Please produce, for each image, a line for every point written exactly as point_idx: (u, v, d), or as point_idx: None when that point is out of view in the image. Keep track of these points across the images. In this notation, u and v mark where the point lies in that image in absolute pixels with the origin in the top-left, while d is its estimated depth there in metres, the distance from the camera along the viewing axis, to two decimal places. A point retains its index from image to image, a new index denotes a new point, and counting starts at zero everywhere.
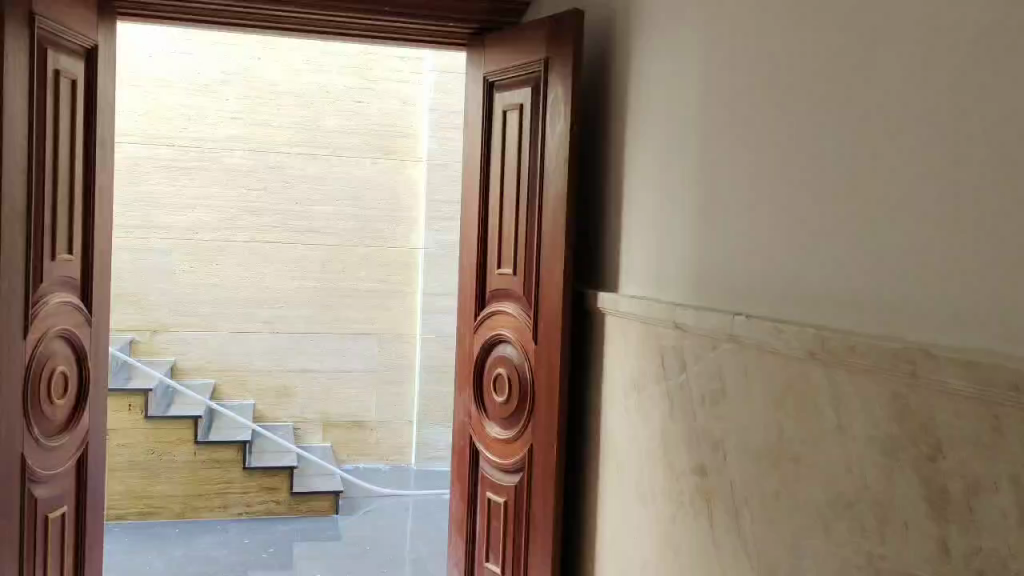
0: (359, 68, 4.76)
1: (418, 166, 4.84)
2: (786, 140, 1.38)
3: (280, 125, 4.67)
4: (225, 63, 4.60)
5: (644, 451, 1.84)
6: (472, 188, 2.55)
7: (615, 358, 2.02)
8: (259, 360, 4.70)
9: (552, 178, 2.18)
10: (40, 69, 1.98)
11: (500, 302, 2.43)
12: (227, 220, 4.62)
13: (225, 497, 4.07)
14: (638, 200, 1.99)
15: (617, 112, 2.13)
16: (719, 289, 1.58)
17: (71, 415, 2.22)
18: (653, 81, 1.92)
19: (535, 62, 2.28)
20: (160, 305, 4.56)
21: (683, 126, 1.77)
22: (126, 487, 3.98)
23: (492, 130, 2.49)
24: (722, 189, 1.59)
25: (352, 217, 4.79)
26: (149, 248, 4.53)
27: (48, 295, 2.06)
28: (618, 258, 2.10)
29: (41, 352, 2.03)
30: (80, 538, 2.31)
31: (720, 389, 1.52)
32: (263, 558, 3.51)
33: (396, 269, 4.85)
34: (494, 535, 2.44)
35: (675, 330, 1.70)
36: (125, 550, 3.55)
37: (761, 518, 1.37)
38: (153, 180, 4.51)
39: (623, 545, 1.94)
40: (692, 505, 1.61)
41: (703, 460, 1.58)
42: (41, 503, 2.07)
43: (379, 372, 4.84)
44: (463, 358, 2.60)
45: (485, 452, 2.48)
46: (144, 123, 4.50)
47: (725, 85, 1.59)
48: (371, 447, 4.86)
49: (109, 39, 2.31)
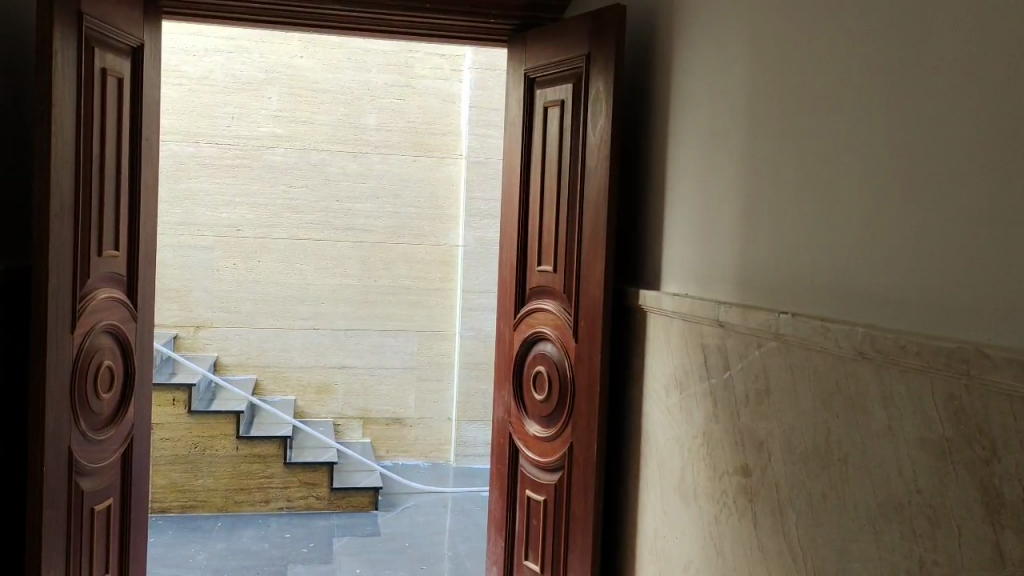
0: (400, 67, 4.78)
1: (458, 163, 4.85)
2: (835, 133, 1.35)
3: (321, 123, 4.70)
4: (268, 62, 4.64)
5: (687, 451, 1.82)
6: (512, 186, 2.54)
7: (658, 356, 2.00)
8: (300, 356, 4.73)
9: (593, 175, 2.17)
10: (87, 68, 2.01)
11: (540, 299, 2.42)
12: (268, 217, 4.67)
13: (266, 492, 4.10)
14: (681, 197, 1.97)
15: (660, 108, 2.11)
16: (764, 287, 1.55)
17: (117, 410, 2.25)
18: (697, 76, 1.90)
19: (576, 58, 2.26)
20: (204, 301, 4.62)
21: (727, 122, 1.74)
22: (169, 481, 4.02)
23: (532, 128, 2.48)
24: (768, 185, 1.56)
25: (392, 214, 4.80)
26: (192, 245, 4.59)
27: (95, 291, 2.09)
28: (660, 255, 2.08)
29: (88, 347, 2.06)
30: (125, 531, 2.34)
31: (764, 390, 1.49)
32: (303, 552, 3.53)
33: (436, 267, 4.86)
34: (533, 532, 2.43)
35: (719, 328, 1.68)
36: (168, 543, 3.59)
37: (808, 519, 1.34)
38: (196, 178, 4.57)
39: (665, 546, 1.92)
40: (737, 506, 1.59)
41: (747, 460, 1.55)
42: (88, 496, 2.10)
43: (419, 369, 4.86)
44: (503, 355, 2.59)
45: (524, 450, 2.47)
46: (188, 121, 4.55)
47: (772, 80, 1.57)
48: (410, 444, 4.87)
49: (154, 38, 2.34)
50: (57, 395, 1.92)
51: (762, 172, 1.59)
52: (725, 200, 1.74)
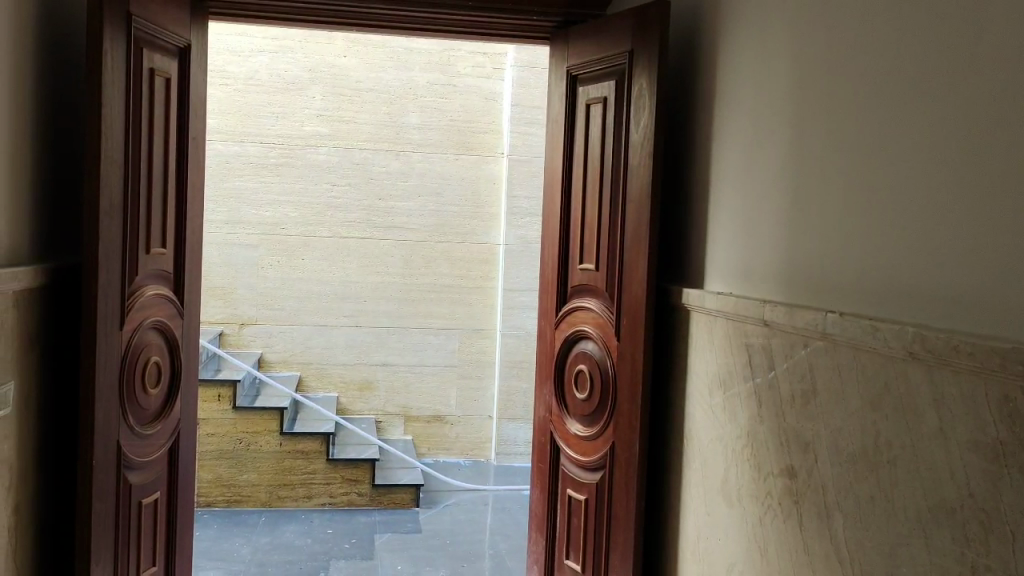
0: (441, 65, 4.79)
1: (498, 161, 4.85)
2: (884, 129, 1.32)
3: (364, 122, 4.73)
4: (311, 62, 4.68)
5: (730, 451, 1.80)
6: (555, 184, 2.53)
7: (701, 355, 1.97)
8: (342, 353, 4.77)
9: (636, 172, 2.15)
10: (136, 68, 2.04)
11: (582, 298, 2.41)
12: (312, 216, 4.71)
13: (309, 488, 4.14)
14: (725, 195, 1.94)
15: (705, 104, 2.08)
16: (811, 285, 1.53)
17: (164, 404, 2.29)
18: (742, 72, 1.87)
19: (619, 55, 2.25)
20: (248, 298, 4.68)
21: (773, 117, 1.72)
22: (214, 475, 4.08)
23: (574, 126, 2.47)
24: (815, 182, 1.53)
25: (433, 213, 4.82)
26: (236, 243, 4.65)
27: (143, 288, 2.13)
28: (703, 254, 2.05)
29: (136, 343, 2.10)
30: (171, 525, 2.37)
31: (811, 390, 1.47)
32: (345, 548, 3.56)
33: (476, 265, 4.86)
34: (574, 532, 2.42)
35: (764, 327, 1.66)
36: (214, 537, 3.64)
37: (855, 522, 1.32)
38: (241, 177, 4.63)
39: (707, 547, 1.90)
40: (782, 507, 1.56)
41: (793, 462, 1.53)
42: (135, 489, 2.14)
43: (460, 367, 4.87)
44: (544, 353, 2.59)
45: (565, 449, 2.47)
46: (232, 121, 4.61)
47: (818, 77, 1.54)
48: (450, 442, 4.88)
49: (200, 39, 2.38)
50: (107, 389, 1.95)
51: (807, 169, 1.56)
52: (770, 197, 1.72)
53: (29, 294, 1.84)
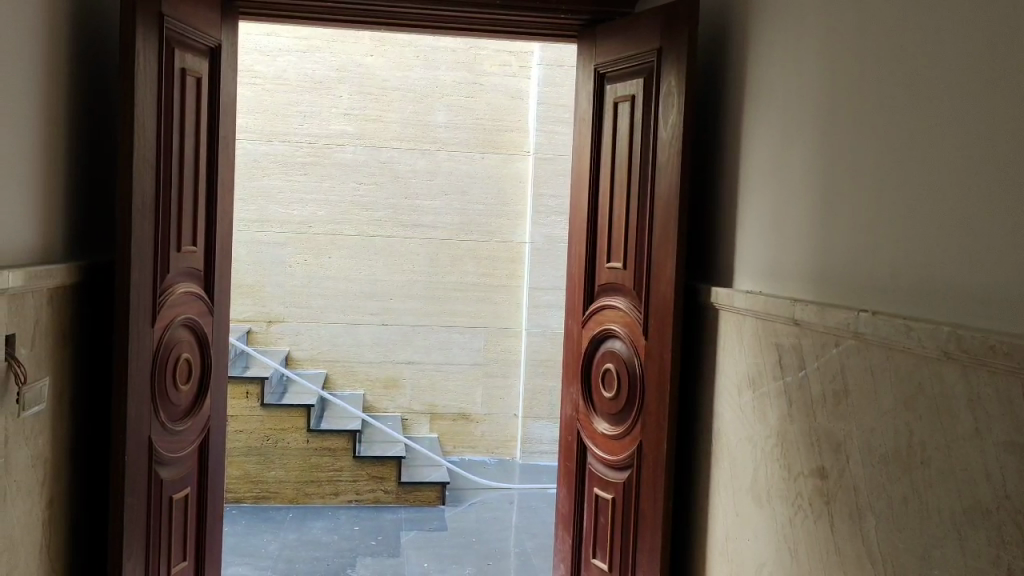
0: (468, 64, 4.80)
1: (525, 160, 4.85)
2: (917, 127, 1.31)
3: (390, 121, 4.74)
4: (339, 61, 4.71)
5: (760, 451, 1.79)
6: (582, 182, 2.53)
7: (730, 354, 1.96)
8: (369, 351, 4.80)
9: (664, 170, 2.14)
10: (168, 67, 2.06)
11: (610, 296, 2.40)
12: (340, 214, 4.74)
13: (336, 484, 4.17)
14: (754, 193, 1.93)
15: (734, 102, 2.07)
16: (842, 283, 1.51)
17: (195, 401, 2.31)
18: (773, 69, 1.86)
19: (647, 53, 2.24)
20: (277, 296, 4.72)
21: (803, 115, 1.71)
22: (242, 472, 4.11)
23: (603, 124, 2.46)
24: (846, 181, 1.52)
25: (459, 211, 4.83)
26: (265, 242, 4.68)
27: (174, 286, 2.15)
28: (732, 253, 2.04)
29: (167, 340, 2.12)
30: (201, 521, 2.40)
31: (843, 390, 1.45)
32: (372, 545, 3.58)
33: (503, 263, 4.87)
34: (601, 530, 2.42)
35: (794, 326, 1.65)
36: (243, 533, 3.67)
37: (888, 523, 1.31)
38: (269, 176, 4.67)
39: (736, 547, 1.89)
40: (813, 508, 1.55)
41: (824, 462, 1.52)
42: (166, 485, 2.16)
43: (486, 365, 4.87)
44: (571, 351, 2.58)
45: (592, 447, 2.46)
46: (261, 120, 4.65)
47: (849, 75, 1.53)
48: (476, 440, 4.89)
49: (231, 38, 2.40)
50: (139, 385, 1.97)
51: (838, 168, 1.55)
52: (800, 197, 1.71)
53: (63, 290, 1.86)
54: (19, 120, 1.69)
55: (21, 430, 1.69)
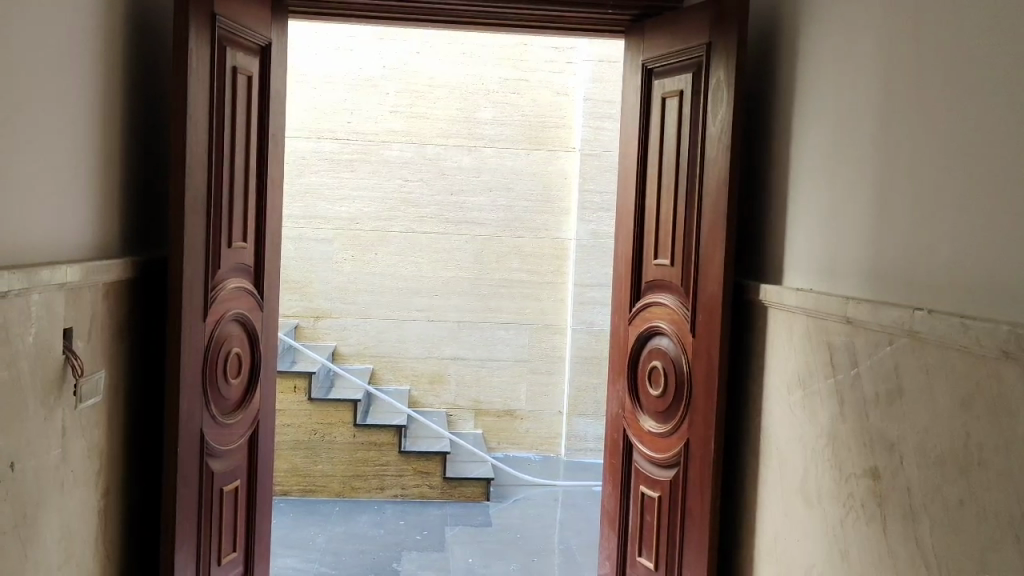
0: (514, 60, 4.80)
1: (571, 156, 4.84)
2: (977, 121, 1.28)
3: (436, 118, 4.77)
4: (386, 59, 4.74)
5: (811, 451, 1.76)
6: (629, 178, 2.52)
7: (779, 352, 1.94)
8: (415, 347, 4.83)
9: (712, 166, 2.12)
10: (220, 65, 2.09)
11: (657, 293, 2.39)
12: (386, 211, 4.77)
13: (382, 479, 4.20)
14: (807, 188, 1.90)
15: (785, 97, 2.04)
16: (899, 282, 1.48)
17: (245, 394, 2.35)
18: (826, 62, 1.82)
19: (696, 48, 2.22)
20: (325, 293, 4.76)
21: (860, 108, 1.67)
22: (291, 465, 4.17)
23: (650, 120, 2.45)
24: (905, 177, 1.48)
25: (505, 207, 4.83)
26: (313, 238, 4.73)
27: (224, 281, 2.18)
28: (783, 250, 2.01)
29: (218, 335, 2.15)
30: (251, 513, 2.43)
31: (897, 389, 1.42)
32: (418, 539, 3.60)
33: (548, 260, 4.86)
34: (647, 528, 2.40)
35: (846, 325, 1.62)
36: (291, 525, 3.72)
37: (943, 526, 1.28)
38: (317, 173, 4.71)
39: (785, 547, 1.87)
40: (865, 509, 1.52)
41: (877, 463, 1.49)
42: (217, 476, 2.20)
43: (531, 362, 4.87)
44: (618, 348, 2.57)
45: (638, 445, 2.45)
46: (310, 118, 4.70)
47: (906, 69, 1.50)
48: (521, 437, 4.88)
49: (281, 37, 2.43)
50: (191, 378, 2.00)
51: (896, 164, 1.52)
52: (854, 193, 1.67)
53: (119, 284, 1.90)
54: (76, 119, 1.73)
55: (78, 421, 1.73)
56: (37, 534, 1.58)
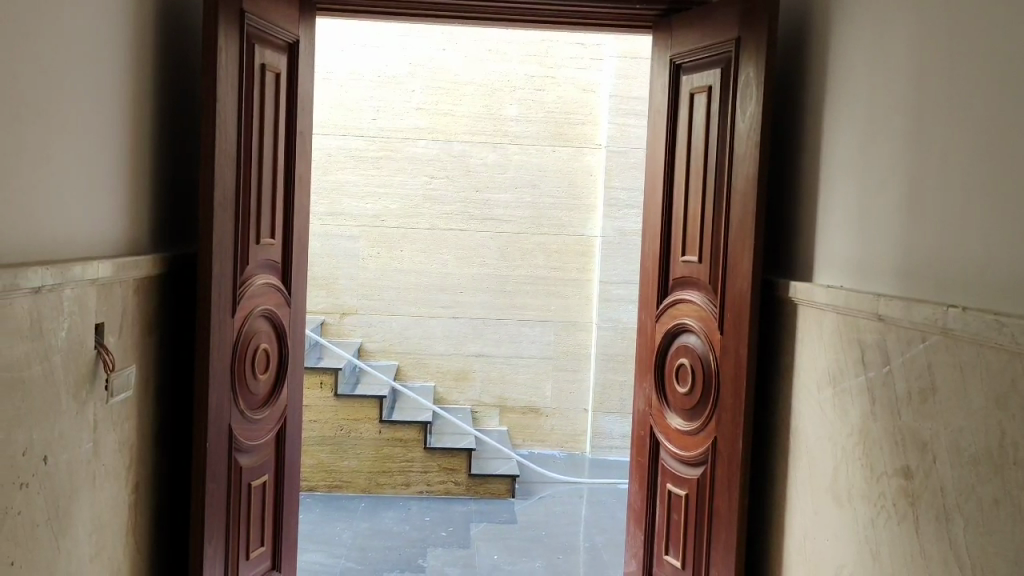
0: (540, 56, 4.79)
1: (597, 153, 4.82)
2: (1011, 115, 1.26)
3: (462, 115, 4.77)
4: (412, 56, 4.75)
5: (841, 450, 1.74)
6: (657, 174, 2.51)
7: (809, 349, 1.92)
8: (440, 344, 4.84)
9: (741, 163, 2.11)
10: (248, 63, 2.11)
11: (684, 290, 2.37)
12: (412, 208, 4.78)
13: (408, 475, 4.22)
14: (837, 184, 1.88)
15: (816, 93, 2.02)
16: (931, 279, 1.46)
17: (273, 390, 2.36)
18: (857, 56, 1.80)
19: (725, 43, 2.20)
20: (351, 290, 4.79)
21: (892, 103, 1.65)
22: (317, 461, 4.19)
23: (678, 116, 2.44)
24: (937, 173, 1.46)
25: (530, 204, 4.83)
26: (340, 235, 4.75)
27: (253, 277, 2.19)
28: (813, 247, 1.99)
29: (246, 331, 2.17)
30: (278, 508, 2.45)
31: (930, 387, 1.41)
32: (443, 536, 3.61)
33: (573, 257, 4.85)
34: (674, 526, 2.39)
35: (878, 322, 1.60)
36: (317, 521, 3.74)
37: (978, 527, 1.26)
38: (344, 170, 4.73)
39: (815, 546, 1.85)
40: (896, 509, 1.50)
41: (909, 462, 1.47)
42: (246, 471, 2.22)
43: (556, 360, 4.86)
44: (644, 345, 2.56)
45: (665, 443, 2.44)
46: (336, 115, 4.72)
47: (938, 63, 1.48)
48: (546, 434, 4.88)
49: (309, 34, 2.44)
50: (220, 373, 2.02)
51: (928, 159, 1.49)
52: (886, 189, 1.65)
53: (149, 280, 1.92)
54: (108, 114, 1.74)
55: (109, 415, 1.74)
56: (69, 526, 1.60)
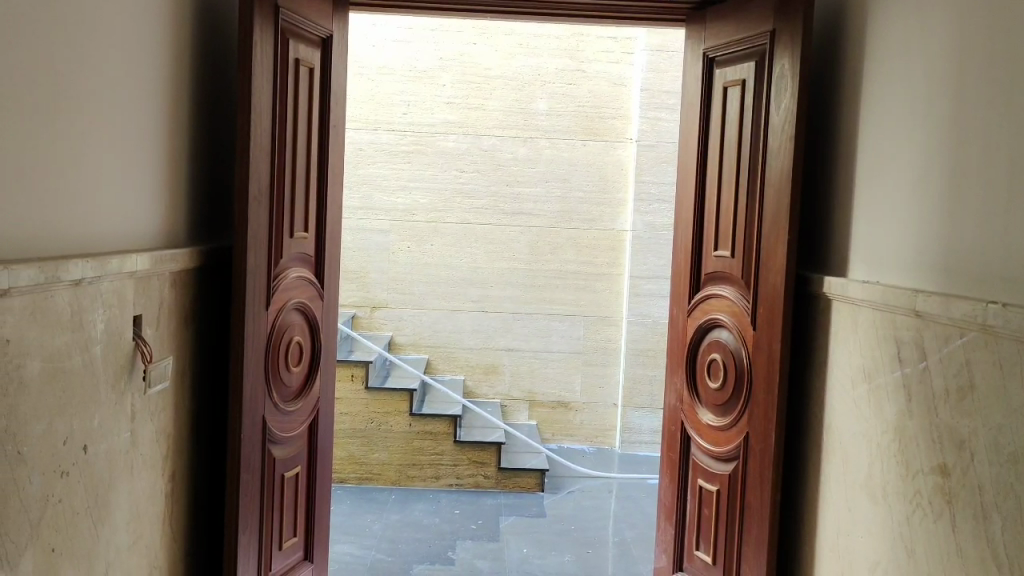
0: (571, 50, 4.78)
1: (628, 147, 4.81)
2: None
3: (492, 109, 4.77)
4: (443, 50, 4.76)
5: (876, 446, 1.73)
6: (689, 168, 2.50)
7: (843, 345, 1.90)
8: (470, 338, 4.85)
9: (775, 156, 2.09)
10: (283, 57, 2.12)
11: (717, 285, 2.36)
12: (442, 202, 4.80)
13: (438, 468, 4.23)
14: (873, 179, 1.86)
15: (852, 86, 2.00)
16: (971, 274, 1.44)
17: (306, 382, 2.38)
18: (896, 49, 1.78)
19: (760, 36, 2.18)
20: (381, 283, 4.82)
21: (932, 96, 1.62)
22: (348, 453, 4.23)
23: (711, 109, 2.42)
24: (978, 167, 1.44)
25: (560, 198, 4.82)
26: (370, 228, 4.78)
27: (286, 271, 2.21)
28: (848, 242, 1.97)
29: (280, 324, 2.19)
30: (310, 499, 2.47)
31: (968, 385, 1.39)
32: (473, 529, 3.62)
33: (603, 251, 4.84)
34: (705, 522, 2.38)
35: (914, 318, 1.59)
36: (348, 512, 3.78)
37: (1016, 526, 1.24)
38: (374, 164, 4.76)
39: (849, 544, 1.84)
40: (933, 507, 1.49)
41: (946, 460, 1.45)
42: (279, 462, 2.24)
43: (585, 354, 4.86)
44: (675, 340, 2.55)
45: (697, 438, 2.43)
46: (367, 109, 4.75)
47: (981, 56, 1.45)
48: (575, 428, 4.88)
49: (343, 29, 2.45)
50: (254, 365, 2.04)
51: (969, 154, 1.47)
52: (925, 183, 1.63)
53: (185, 273, 1.95)
54: (147, 108, 1.77)
55: (147, 406, 1.77)
56: (108, 515, 1.62)
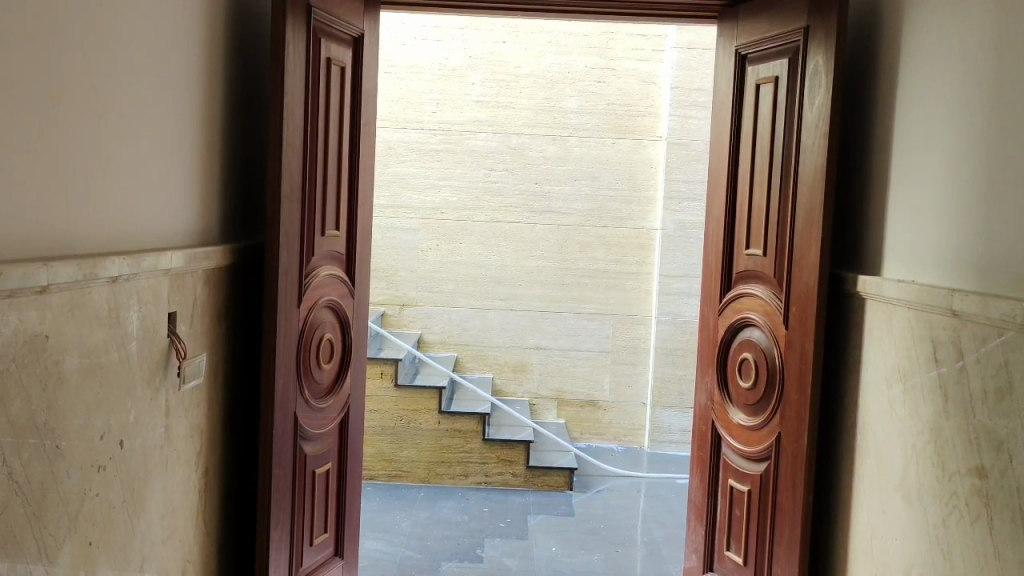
0: (600, 48, 4.77)
1: (657, 145, 4.78)
2: None
3: (522, 107, 4.77)
4: (472, 48, 4.77)
5: (911, 446, 1.70)
6: (721, 166, 2.48)
7: (878, 345, 1.88)
8: (498, 336, 4.86)
9: (808, 154, 2.07)
10: (315, 56, 2.13)
11: (748, 284, 2.34)
12: (471, 200, 4.80)
13: (467, 466, 4.24)
14: (909, 177, 1.84)
15: (887, 82, 1.97)
16: (1008, 274, 1.42)
17: (337, 379, 2.40)
18: (932, 45, 1.76)
19: (794, 32, 2.16)
20: (411, 281, 4.83)
21: (970, 92, 1.60)
22: (378, 450, 4.25)
23: (743, 107, 2.40)
24: (1017, 164, 1.42)
25: (589, 197, 4.81)
26: (400, 226, 4.80)
27: (318, 269, 2.23)
28: (883, 240, 1.95)
29: (311, 321, 2.20)
30: (341, 494, 2.49)
31: (1007, 385, 1.37)
32: (502, 527, 3.63)
33: (633, 250, 4.83)
34: (736, 521, 2.37)
35: (951, 318, 1.56)
36: (377, 508, 3.80)
37: None
38: (404, 163, 4.78)
39: (883, 544, 1.81)
40: (970, 509, 1.47)
41: (984, 461, 1.43)
42: (310, 458, 2.26)
43: (614, 353, 4.85)
44: (706, 338, 2.53)
45: (727, 438, 2.41)
46: (397, 108, 4.77)
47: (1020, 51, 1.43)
48: (604, 428, 4.87)
49: (374, 28, 2.46)
50: (286, 362, 2.05)
51: (1008, 151, 1.45)
52: (963, 181, 1.61)
53: (219, 271, 1.97)
54: (182, 108, 1.79)
55: (181, 402, 1.79)
56: (143, 509, 1.64)
